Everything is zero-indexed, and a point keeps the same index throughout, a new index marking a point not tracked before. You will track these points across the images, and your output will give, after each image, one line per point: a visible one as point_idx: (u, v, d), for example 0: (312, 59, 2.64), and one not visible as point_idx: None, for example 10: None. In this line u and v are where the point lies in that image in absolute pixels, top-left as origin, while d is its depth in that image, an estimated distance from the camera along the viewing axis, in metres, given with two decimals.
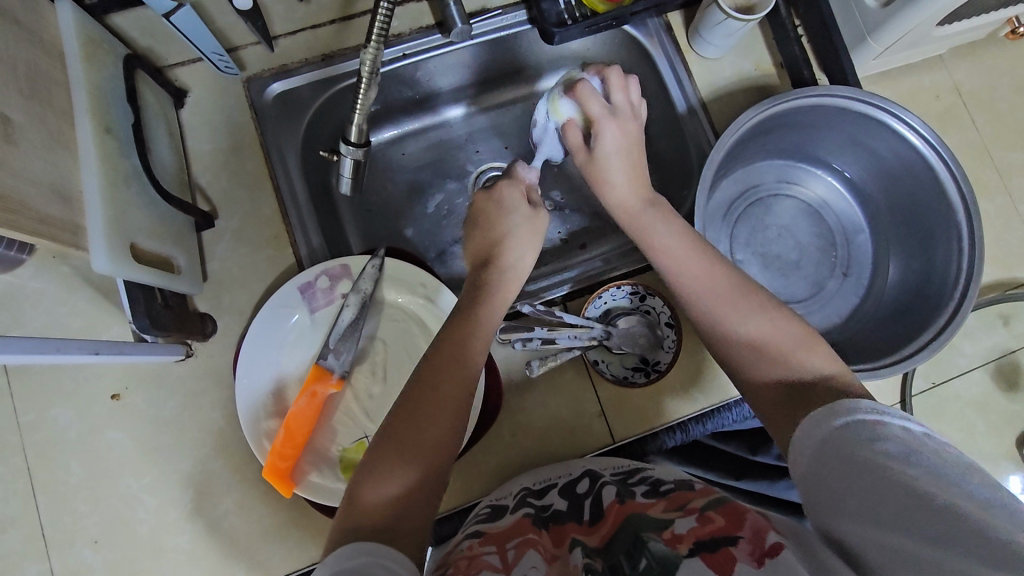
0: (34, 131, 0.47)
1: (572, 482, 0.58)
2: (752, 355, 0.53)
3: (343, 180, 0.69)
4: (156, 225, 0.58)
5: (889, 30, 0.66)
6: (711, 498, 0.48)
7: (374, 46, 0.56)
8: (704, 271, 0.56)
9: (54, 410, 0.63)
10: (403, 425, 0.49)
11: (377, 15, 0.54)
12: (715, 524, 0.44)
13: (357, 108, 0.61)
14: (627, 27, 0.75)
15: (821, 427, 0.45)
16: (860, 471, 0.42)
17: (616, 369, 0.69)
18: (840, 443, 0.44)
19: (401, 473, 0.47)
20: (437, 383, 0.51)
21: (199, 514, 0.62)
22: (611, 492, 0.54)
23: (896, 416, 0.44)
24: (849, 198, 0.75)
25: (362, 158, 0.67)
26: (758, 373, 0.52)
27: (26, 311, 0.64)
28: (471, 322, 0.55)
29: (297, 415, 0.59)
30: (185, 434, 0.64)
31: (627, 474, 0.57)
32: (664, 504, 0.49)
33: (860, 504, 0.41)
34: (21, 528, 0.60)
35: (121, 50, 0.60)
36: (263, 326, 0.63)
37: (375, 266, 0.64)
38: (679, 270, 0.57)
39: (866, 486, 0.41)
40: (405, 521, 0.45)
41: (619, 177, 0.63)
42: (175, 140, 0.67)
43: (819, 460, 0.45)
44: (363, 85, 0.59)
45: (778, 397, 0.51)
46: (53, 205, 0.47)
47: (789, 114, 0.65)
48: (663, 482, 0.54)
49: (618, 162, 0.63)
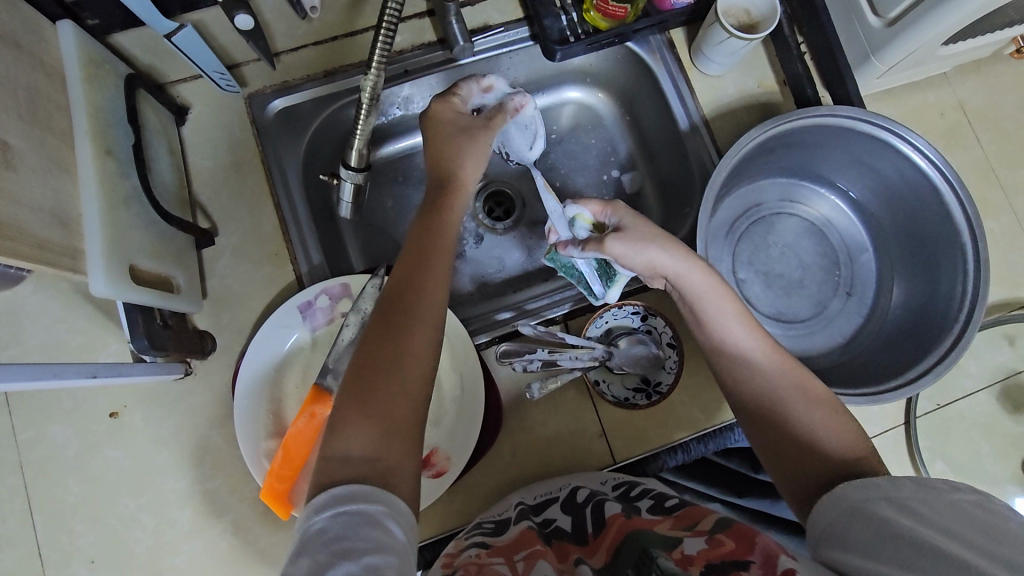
0: (34, 155, 0.46)
1: (573, 495, 0.58)
2: (774, 429, 0.51)
3: (343, 204, 0.69)
4: (156, 244, 0.58)
5: (894, 49, 0.65)
6: (720, 520, 0.48)
7: (375, 73, 0.56)
8: (741, 331, 0.54)
9: (53, 427, 0.63)
10: (365, 384, 0.46)
11: (381, 28, 0.54)
12: (725, 547, 0.43)
13: (357, 133, 0.62)
14: (629, 44, 0.75)
15: (850, 495, 0.44)
16: (884, 517, 0.42)
17: (616, 390, 0.68)
18: (869, 501, 0.43)
19: (371, 422, 0.45)
20: (400, 337, 0.48)
21: (197, 534, 0.62)
22: (615, 506, 0.53)
23: (975, 501, 0.41)
24: (853, 217, 0.74)
25: (360, 182, 0.67)
26: (779, 444, 0.51)
27: (26, 326, 0.64)
28: (428, 272, 0.51)
29: (297, 436, 0.58)
30: (185, 452, 0.63)
31: (630, 489, 0.57)
32: (672, 523, 0.49)
33: (870, 538, 0.41)
34: (18, 546, 0.60)
35: (123, 70, 0.59)
36: (262, 345, 0.62)
37: (375, 285, 0.64)
38: (751, 362, 0.53)
39: (881, 527, 0.41)
40: (390, 457, 0.44)
41: (661, 256, 0.56)
42: (176, 157, 0.67)
43: (850, 513, 0.43)
44: (363, 111, 0.60)
45: (799, 479, 0.49)
46: (52, 230, 0.47)
47: (792, 133, 0.65)
48: (669, 499, 0.54)
49: (649, 240, 0.57)
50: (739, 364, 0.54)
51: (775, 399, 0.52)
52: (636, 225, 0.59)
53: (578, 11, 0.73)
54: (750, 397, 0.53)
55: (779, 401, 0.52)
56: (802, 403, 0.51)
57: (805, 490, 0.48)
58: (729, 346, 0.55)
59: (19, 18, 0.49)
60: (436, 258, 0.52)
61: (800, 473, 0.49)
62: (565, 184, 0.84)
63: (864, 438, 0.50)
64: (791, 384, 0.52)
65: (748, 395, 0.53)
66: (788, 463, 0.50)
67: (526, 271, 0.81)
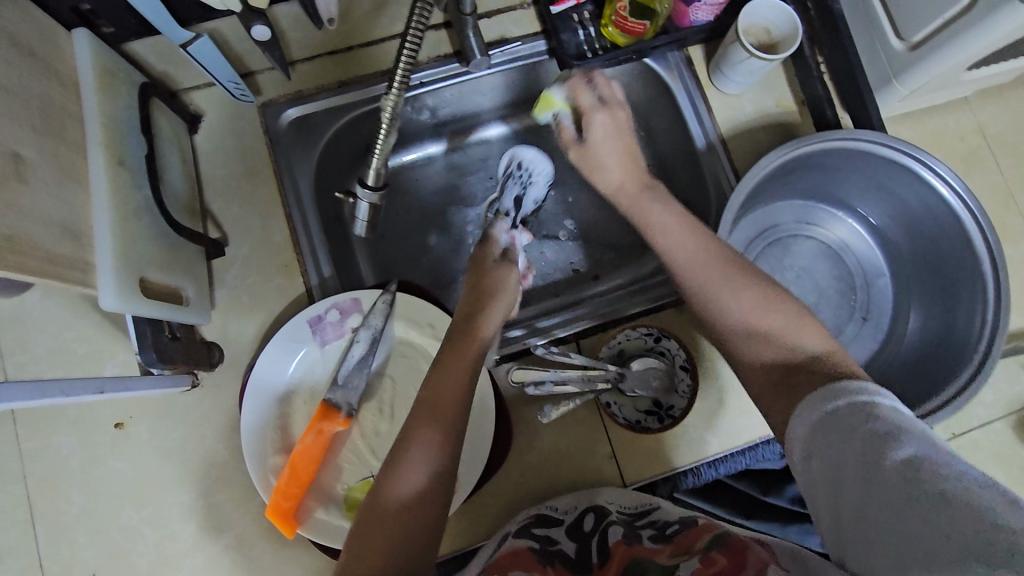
0: (46, 167, 0.46)
1: (579, 519, 0.58)
2: (740, 339, 0.56)
3: (358, 222, 0.69)
4: (167, 256, 0.57)
5: (917, 73, 0.64)
6: (715, 537, 0.49)
7: (395, 92, 0.55)
8: (702, 257, 0.58)
9: (57, 437, 0.62)
10: (404, 452, 0.50)
11: (404, 44, 0.52)
12: (718, 564, 0.45)
13: (375, 152, 0.60)
14: (647, 61, 0.75)
15: (818, 409, 0.47)
16: (875, 484, 0.41)
17: (628, 412, 0.67)
18: (832, 423, 0.46)
19: (409, 487, 0.48)
20: (439, 410, 0.51)
21: (200, 549, 0.61)
22: (618, 532, 0.54)
23: (882, 396, 0.45)
24: (870, 242, 0.73)
25: (376, 202, 0.66)
26: (746, 354, 0.55)
27: (33, 333, 0.64)
28: (472, 353, 0.56)
29: (303, 453, 0.57)
30: (189, 465, 0.63)
31: (636, 514, 0.57)
32: (671, 550, 0.50)
33: (885, 525, 0.39)
34: (19, 558, 0.60)
35: (137, 78, 0.59)
36: (272, 359, 0.62)
37: (386, 301, 0.63)
38: (711, 288, 0.57)
39: (881, 498, 0.40)
40: (412, 529, 0.46)
41: (611, 161, 0.64)
42: (188, 166, 0.66)
43: (813, 440, 0.46)
44: (382, 129, 0.57)
45: (767, 386, 0.53)
46: (63, 244, 0.46)
47: (811, 157, 0.64)
48: (669, 524, 0.54)
49: (608, 146, 0.64)
50: (705, 302, 0.58)
51: (737, 310, 0.56)
52: (609, 133, 0.64)
53: (596, 26, 0.73)
54: (706, 302, 0.57)
55: (744, 314, 0.56)
56: (762, 317, 0.55)
57: (780, 395, 0.52)
58: (687, 262, 0.58)
59: (36, 28, 0.48)
60: (477, 341, 0.57)
61: (783, 396, 0.51)
62: (577, 199, 0.84)
63: (826, 336, 0.54)
64: (750, 299, 0.56)
65: (704, 299, 0.58)
66: (753, 371, 0.55)
67: (537, 285, 0.80)
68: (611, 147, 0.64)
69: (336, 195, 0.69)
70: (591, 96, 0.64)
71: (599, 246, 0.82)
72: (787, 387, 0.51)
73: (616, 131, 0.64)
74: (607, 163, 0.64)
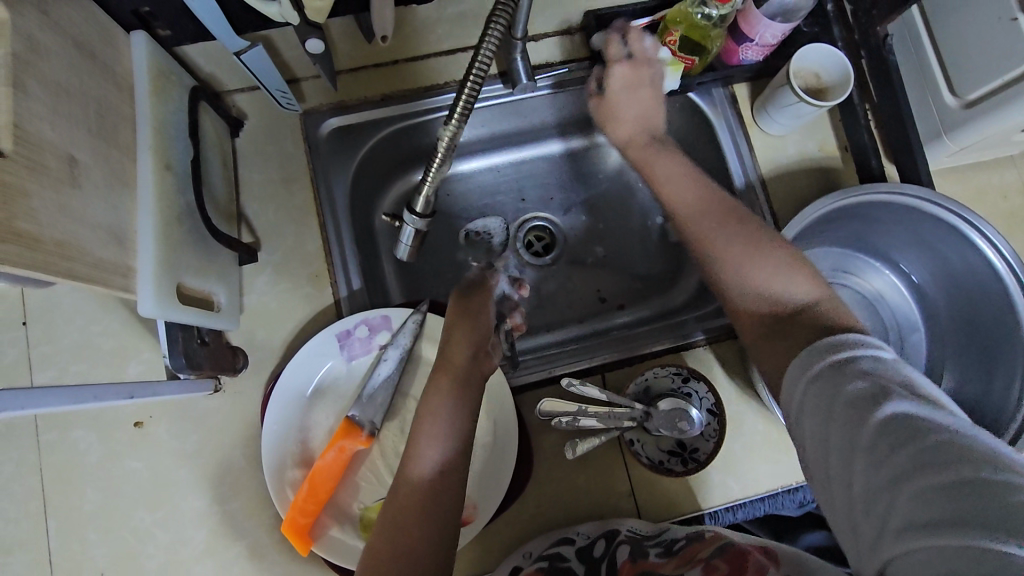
0: (97, 171, 0.45)
1: (590, 544, 0.58)
2: (739, 243, 0.54)
3: (402, 245, 0.67)
4: (202, 261, 0.57)
5: (969, 132, 0.63)
6: (717, 545, 0.49)
7: (455, 124, 0.54)
8: (704, 220, 0.56)
9: (75, 431, 0.62)
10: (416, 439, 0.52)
11: (468, 81, 0.52)
12: (718, 571, 0.45)
13: (427, 178, 0.59)
14: (691, 95, 0.74)
15: (808, 370, 0.44)
16: (861, 452, 0.38)
17: (650, 452, 0.65)
18: (826, 387, 0.42)
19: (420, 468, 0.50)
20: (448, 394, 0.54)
21: (210, 556, 0.61)
22: (625, 551, 0.55)
23: (861, 345, 0.42)
24: (907, 295, 0.72)
25: (422, 228, 0.65)
26: (740, 291, 0.53)
27: (61, 325, 0.64)
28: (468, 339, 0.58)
29: (321, 471, 0.57)
30: (205, 470, 0.62)
31: (645, 534, 0.58)
32: (675, 562, 0.50)
33: (883, 495, 0.36)
34: (29, 552, 0.59)
35: (187, 82, 0.59)
36: (296, 372, 0.61)
37: (416, 321, 0.62)
38: (704, 224, 0.56)
39: (869, 464, 0.38)
40: (427, 510, 0.49)
41: (630, 110, 0.64)
42: (227, 169, 0.66)
43: (816, 409, 0.42)
44: (436, 159, 0.57)
45: (760, 333, 0.51)
46: (107, 249, 0.45)
47: (854, 208, 0.63)
48: (676, 541, 0.54)
49: (627, 98, 0.64)
50: (690, 219, 0.57)
51: (729, 233, 0.55)
52: (637, 65, 0.64)
53: None
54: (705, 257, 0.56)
55: (739, 236, 0.55)
56: (749, 263, 0.53)
57: (769, 336, 0.50)
58: (686, 216, 0.58)
59: (97, 30, 0.48)
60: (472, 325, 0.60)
61: (768, 345, 0.50)
62: (608, 226, 0.83)
63: (817, 280, 0.51)
64: (744, 247, 0.54)
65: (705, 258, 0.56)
66: (748, 311, 0.52)
67: (562, 310, 0.80)
68: (633, 104, 0.64)
69: (383, 214, 0.69)
70: (620, 50, 0.64)
71: (627, 275, 0.81)
72: (775, 334, 0.50)
73: (637, 83, 0.64)
74: (630, 110, 0.64)
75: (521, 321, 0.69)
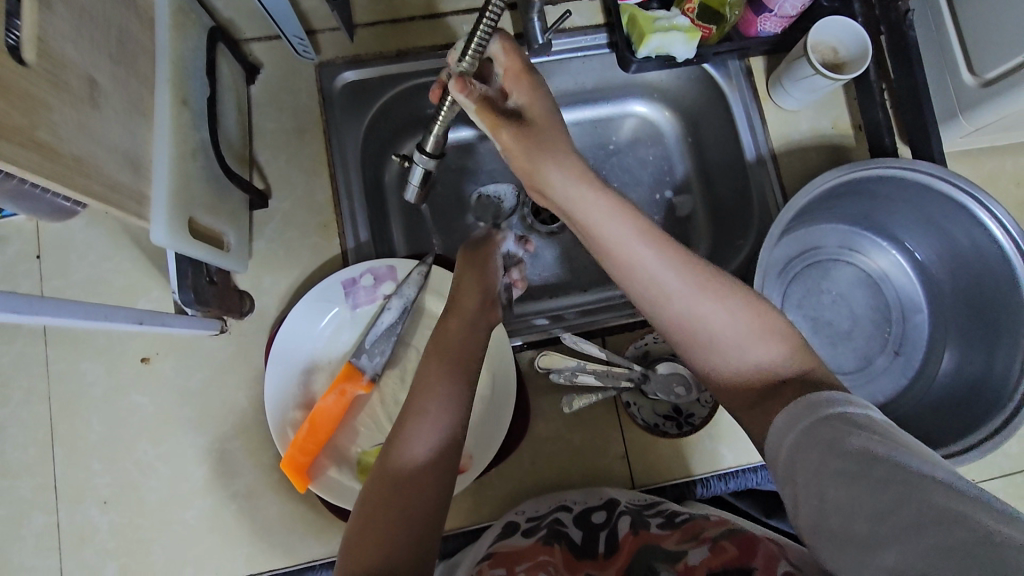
0: (117, 96, 0.46)
1: (589, 510, 0.57)
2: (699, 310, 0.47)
3: (411, 187, 0.68)
4: (213, 200, 0.57)
5: (985, 111, 0.63)
6: (725, 529, 0.49)
7: None
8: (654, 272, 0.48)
9: (83, 364, 0.63)
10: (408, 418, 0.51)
11: None
12: (728, 553, 0.45)
13: (438, 123, 0.59)
14: (706, 66, 0.74)
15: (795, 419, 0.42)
16: (857, 485, 0.37)
17: (646, 415, 0.66)
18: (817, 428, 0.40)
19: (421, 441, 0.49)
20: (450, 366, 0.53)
21: (209, 491, 0.62)
22: (625, 520, 0.54)
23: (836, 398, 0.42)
24: (912, 276, 0.72)
25: (431, 168, 0.65)
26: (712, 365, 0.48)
27: (73, 261, 0.65)
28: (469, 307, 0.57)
29: (323, 412, 0.59)
30: (208, 408, 0.63)
31: (644, 504, 0.57)
32: (678, 536, 0.50)
33: (878, 534, 0.35)
34: (35, 477, 0.61)
35: (206, 22, 0.60)
36: (300, 316, 0.62)
37: (421, 272, 0.63)
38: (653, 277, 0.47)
39: (864, 497, 0.37)
40: (425, 485, 0.47)
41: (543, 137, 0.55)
42: (242, 115, 0.67)
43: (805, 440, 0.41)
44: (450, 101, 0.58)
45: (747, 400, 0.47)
46: (123, 173, 0.46)
47: (863, 182, 0.63)
48: (677, 514, 0.55)
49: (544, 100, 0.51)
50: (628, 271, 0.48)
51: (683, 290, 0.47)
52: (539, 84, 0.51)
53: None
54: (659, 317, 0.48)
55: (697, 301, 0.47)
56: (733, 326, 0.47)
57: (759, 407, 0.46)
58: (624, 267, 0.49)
59: None
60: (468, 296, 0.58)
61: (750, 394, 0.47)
62: None
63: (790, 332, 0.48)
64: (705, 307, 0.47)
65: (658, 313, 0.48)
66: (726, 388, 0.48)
67: (565, 278, 0.80)
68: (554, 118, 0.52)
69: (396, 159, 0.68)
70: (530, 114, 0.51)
71: None
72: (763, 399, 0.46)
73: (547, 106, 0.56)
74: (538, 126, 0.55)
75: (520, 279, 0.70)
